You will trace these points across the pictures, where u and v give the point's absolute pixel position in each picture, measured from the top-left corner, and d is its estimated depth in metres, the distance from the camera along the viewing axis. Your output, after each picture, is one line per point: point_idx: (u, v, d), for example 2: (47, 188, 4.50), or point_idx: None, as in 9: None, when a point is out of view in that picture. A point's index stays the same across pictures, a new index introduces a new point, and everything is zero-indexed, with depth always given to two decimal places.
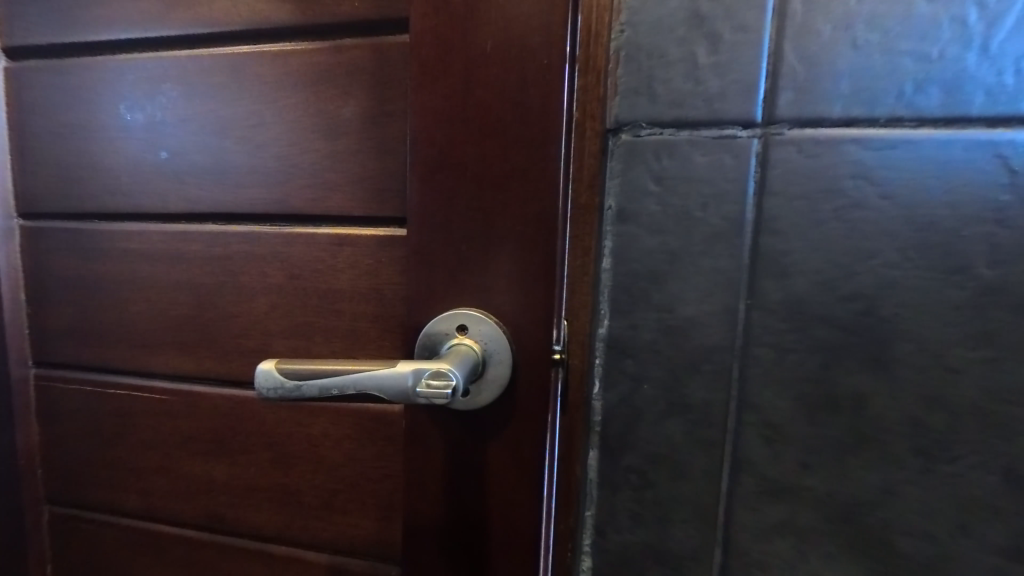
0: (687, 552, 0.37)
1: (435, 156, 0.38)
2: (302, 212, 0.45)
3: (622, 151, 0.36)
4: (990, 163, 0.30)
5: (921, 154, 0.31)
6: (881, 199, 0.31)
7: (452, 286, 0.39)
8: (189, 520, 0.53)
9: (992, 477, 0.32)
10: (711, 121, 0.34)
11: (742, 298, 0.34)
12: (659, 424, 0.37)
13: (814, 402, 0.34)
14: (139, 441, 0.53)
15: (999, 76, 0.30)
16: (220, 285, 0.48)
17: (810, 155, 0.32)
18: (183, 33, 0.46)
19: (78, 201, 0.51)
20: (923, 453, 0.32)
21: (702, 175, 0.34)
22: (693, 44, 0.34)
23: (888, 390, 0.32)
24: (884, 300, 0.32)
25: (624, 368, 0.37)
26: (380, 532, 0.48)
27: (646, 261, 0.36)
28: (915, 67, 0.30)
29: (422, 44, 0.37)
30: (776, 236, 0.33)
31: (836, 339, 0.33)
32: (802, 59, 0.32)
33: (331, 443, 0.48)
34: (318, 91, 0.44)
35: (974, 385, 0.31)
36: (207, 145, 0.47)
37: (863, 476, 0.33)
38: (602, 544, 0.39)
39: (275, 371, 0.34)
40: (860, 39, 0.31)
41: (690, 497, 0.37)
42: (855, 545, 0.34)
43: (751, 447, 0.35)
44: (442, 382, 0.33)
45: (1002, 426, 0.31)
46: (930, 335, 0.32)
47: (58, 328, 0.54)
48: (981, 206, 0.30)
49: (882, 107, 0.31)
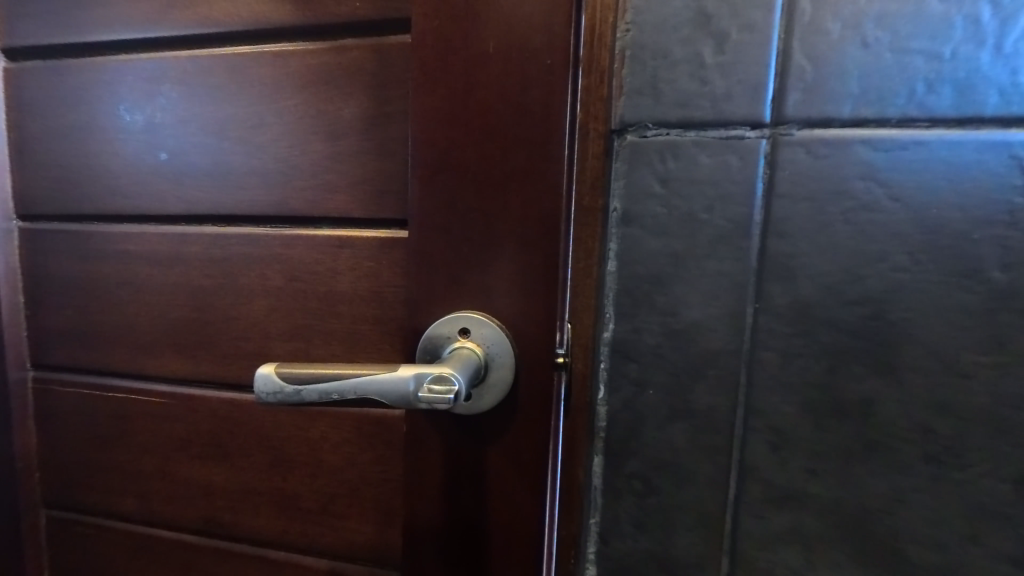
0: (691, 560, 0.36)
1: (436, 157, 0.37)
2: (301, 214, 0.45)
3: (627, 152, 0.35)
4: (1003, 164, 0.29)
5: (931, 155, 0.30)
6: (890, 201, 0.31)
7: (453, 289, 0.38)
8: (186, 524, 0.52)
9: (1004, 485, 0.31)
10: (717, 122, 0.33)
11: (748, 302, 0.34)
12: (662, 429, 0.36)
13: (821, 408, 0.33)
14: (137, 444, 0.53)
15: (1013, 75, 0.29)
16: (219, 288, 0.48)
17: (819, 156, 0.32)
18: (183, 33, 0.46)
19: (76, 203, 0.51)
20: (932, 460, 0.32)
21: (708, 176, 0.34)
22: (699, 43, 0.33)
23: (896, 396, 0.32)
24: (892, 303, 0.31)
25: (627, 373, 0.37)
26: (379, 537, 0.47)
27: (650, 264, 0.35)
28: (926, 67, 0.30)
29: (423, 44, 0.36)
30: (783, 239, 0.33)
31: (843, 343, 0.32)
32: (810, 58, 0.31)
33: (330, 446, 0.47)
34: (318, 92, 0.43)
35: (985, 391, 0.31)
36: (206, 146, 0.47)
37: (871, 483, 0.33)
38: (604, 552, 0.38)
39: (275, 375, 0.33)
40: (870, 39, 0.30)
41: (694, 504, 0.36)
42: (864, 553, 0.33)
43: (756, 452, 0.34)
44: (445, 387, 0.33)
45: (1014, 433, 0.30)
46: (940, 340, 0.31)
47: (56, 330, 0.54)
48: (993, 208, 0.30)
49: (893, 107, 0.30)
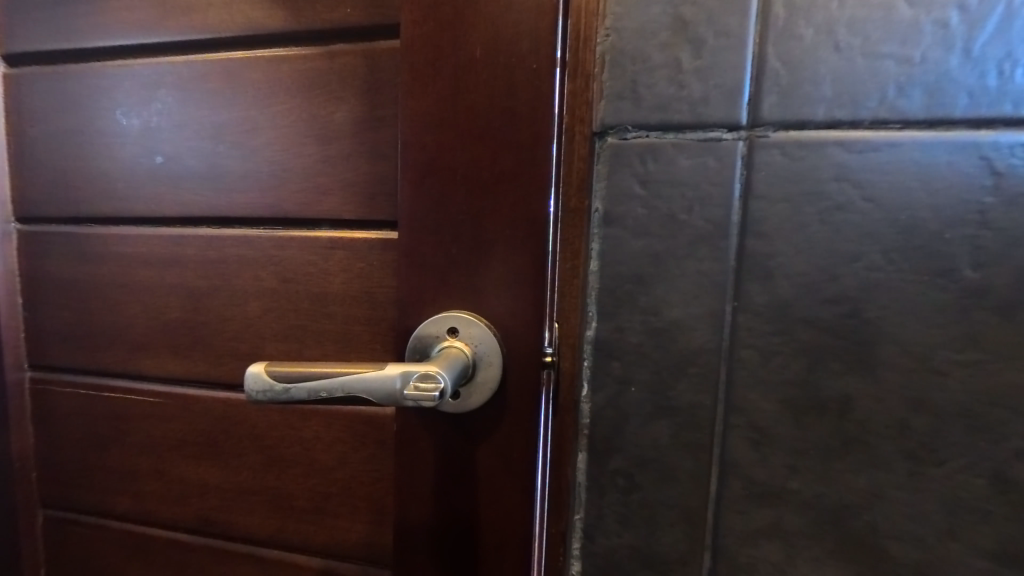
0: (675, 557, 0.37)
1: (424, 161, 0.38)
2: (294, 216, 0.46)
3: (608, 153, 0.36)
4: (973, 164, 0.30)
5: (904, 156, 0.31)
6: (864, 202, 0.31)
7: (441, 289, 0.39)
8: (181, 524, 0.53)
9: (980, 481, 0.31)
10: (695, 125, 0.34)
11: (728, 301, 0.34)
12: (645, 427, 0.37)
13: (801, 404, 0.34)
14: (132, 444, 0.53)
15: (982, 78, 0.30)
16: (214, 289, 0.49)
17: (794, 158, 0.32)
18: (178, 39, 0.47)
19: (74, 206, 0.52)
20: (910, 456, 0.32)
21: (688, 177, 0.34)
22: (677, 49, 0.34)
23: (873, 393, 0.32)
24: (867, 302, 0.32)
25: (611, 371, 0.37)
26: (371, 536, 0.47)
27: (632, 264, 0.36)
28: (897, 71, 0.31)
29: (411, 50, 0.38)
30: (761, 240, 0.33)
31: (821, 341, 0.33)
32: (784, 63, 0.32)
33: (322, 445, 0.48)
34: (310, 97, 0.44)
35: (960, 388, 0.31)
36: (201, 149, 0.47)
37: (849, 479, 0.33)
38: (590, 548, 0.39)
39: (264, 374, 0.34)
40: (842, 44, 0.31)
41: (678, 500, 0.36)
42: (844, 549, 0.34)
43: (738, 450, 0.35)
44: (431, 384, 0.33)
45: (989, 429, 0.31)
46: (915, 337, 0.32)
47: (53, 332, 0.54)
48: (964, 208, 0.30)
49: (865, 110, 0.31)
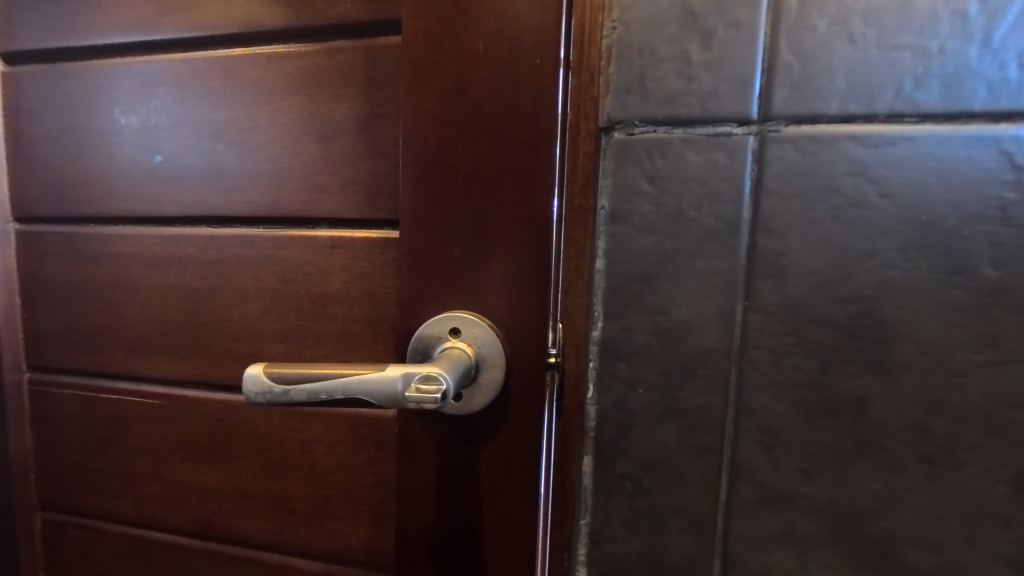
0: (683, 562, 0.36)
1: (426, 157, 0.38)
2: (294, 215, 0.45)
3: (615, 149, 0.35)
4: (993, 159, 0.29)
5: (920, 151, 0.30)
6: (879, 197, 0.31)
7: (444, 289, 0.39)
8: (180, 527, 0.52)
9: (1000, 486, 0.30)
10: (704, 120, 0.33)
11: (738, 300, 0.33)
12: (653, 430, 0.36)
13: (814, 406, 0.33)
14: (131, 446, 0.53)
15: (1001, 70, 0.29)
16: (213, 289, 0.48)
17: (807, 153, 0.32)
18: (177, 36, 0.46)
19: (73, 206, 0.51)
20: (927, 460, 0.31)
21: (697, 174, 0.33)
22: (685, 41, 0.33)
23: (888, 395, 0.31)
24: (882, 301, 0.31)
25: (617, 372, 0.36)
26: (371, 540, 0.47)
27: (639, 262, 0.35)
28: (914, 62, 0.30)
29: (414, 45, 0.37)
30: (772, 237, 0.32)
31: (835, 341, 0.32)
32: (796, 55, 0.31)
33: (322, 448, 0.47)
34: (311, 93, 0.43)
35: (978, 390, 0.30)
36: (200, 148, 0.47)
37: (864, 484, 0.32)
38: (596, 554, 0.38)
39: (264, 376, 0.33)
40: (856, 35, 0.30)
41: (686, 505, 0.36)
42: (857, 555, 0.33)
43: (749, 453, 0.34)
44: (432, 387, 0.32)
45: (1009, 432, 0.30)
46: (932, 337, 0.31)
47: (51, 333, 0.54)
48: (983, 204, 0.29)
49: (880, 102, 0.30)
